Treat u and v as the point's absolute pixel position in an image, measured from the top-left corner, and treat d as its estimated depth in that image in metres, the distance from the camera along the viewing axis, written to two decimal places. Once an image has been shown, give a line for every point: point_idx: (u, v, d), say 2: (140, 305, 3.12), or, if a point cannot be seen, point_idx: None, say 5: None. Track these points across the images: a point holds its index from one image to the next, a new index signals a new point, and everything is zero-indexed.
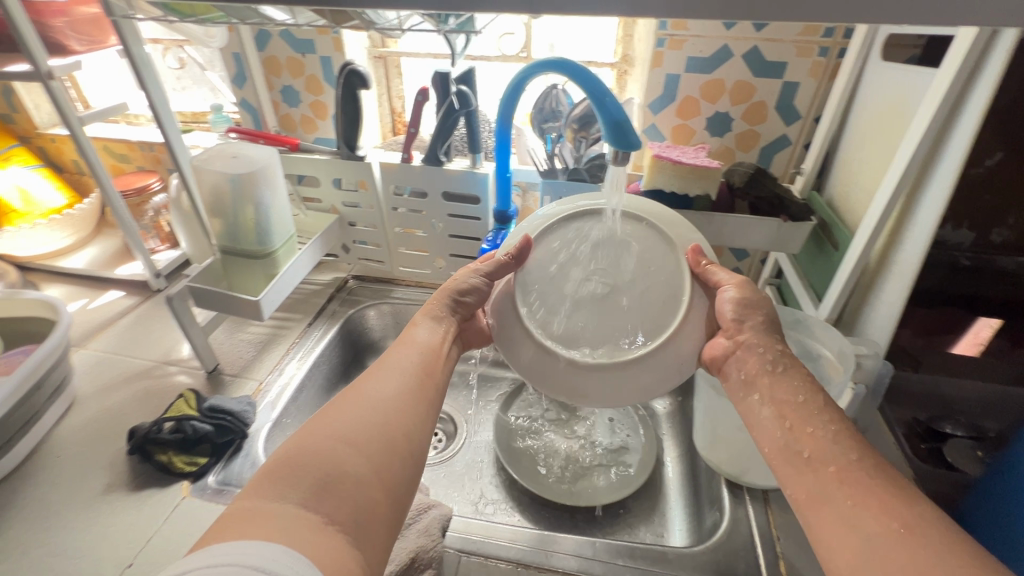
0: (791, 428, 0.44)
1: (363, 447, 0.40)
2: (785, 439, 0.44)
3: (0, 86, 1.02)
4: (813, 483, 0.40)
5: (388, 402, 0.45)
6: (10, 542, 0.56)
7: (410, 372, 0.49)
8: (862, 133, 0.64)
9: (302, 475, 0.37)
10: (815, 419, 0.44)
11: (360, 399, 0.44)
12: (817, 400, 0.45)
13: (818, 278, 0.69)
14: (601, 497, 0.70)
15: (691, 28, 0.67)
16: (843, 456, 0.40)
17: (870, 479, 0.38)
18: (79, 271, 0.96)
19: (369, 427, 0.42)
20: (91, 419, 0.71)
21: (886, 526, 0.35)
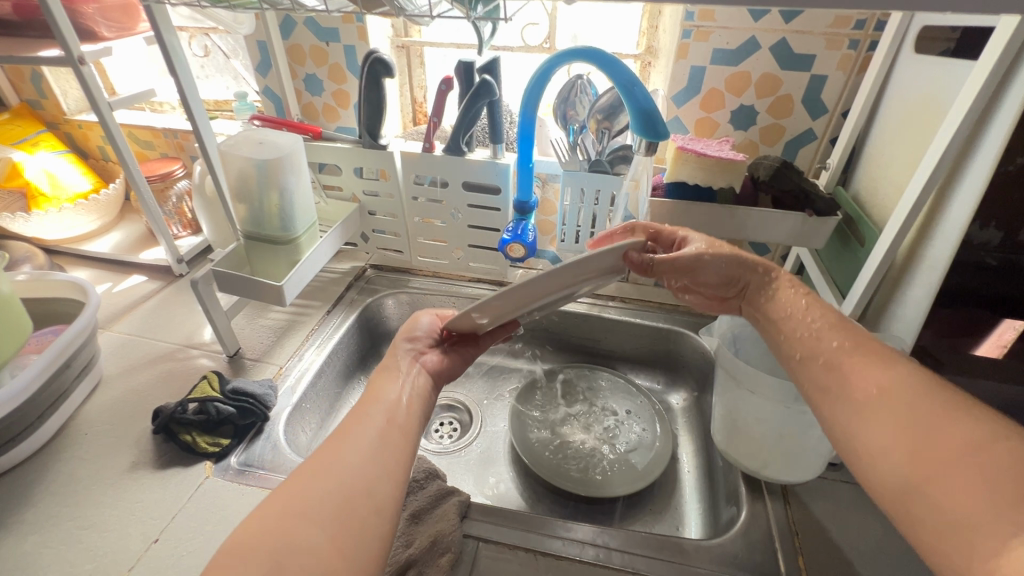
0: (786, 337, 0.51)
1: (317, 516, 0.38)
2: (789, 347, 0.51)
3: (29, 72, 1.04)
4: (824, 383, 0.46)
5: (342, 461, 0.42)
6: (40, 514, 0.58)
7: (376, 422, 0.46)
8: (891, 128, 0.63)
9: (251, 555, 0.36)
10: (801, 321, 0.51)
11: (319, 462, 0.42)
12: (797, 305, 0.52)
13: (842, 275, 0.68)
14: (616, 487, 0.69)
15: (719, 19, 0.66)
16: (827, 348, 0.47)
17: (849, 358, 0.45)
18: (105, 255, 0.98)
19: (323, 492, 0.40)
20: (117, 398, 0.72)
21: (868, 394, 0.42)
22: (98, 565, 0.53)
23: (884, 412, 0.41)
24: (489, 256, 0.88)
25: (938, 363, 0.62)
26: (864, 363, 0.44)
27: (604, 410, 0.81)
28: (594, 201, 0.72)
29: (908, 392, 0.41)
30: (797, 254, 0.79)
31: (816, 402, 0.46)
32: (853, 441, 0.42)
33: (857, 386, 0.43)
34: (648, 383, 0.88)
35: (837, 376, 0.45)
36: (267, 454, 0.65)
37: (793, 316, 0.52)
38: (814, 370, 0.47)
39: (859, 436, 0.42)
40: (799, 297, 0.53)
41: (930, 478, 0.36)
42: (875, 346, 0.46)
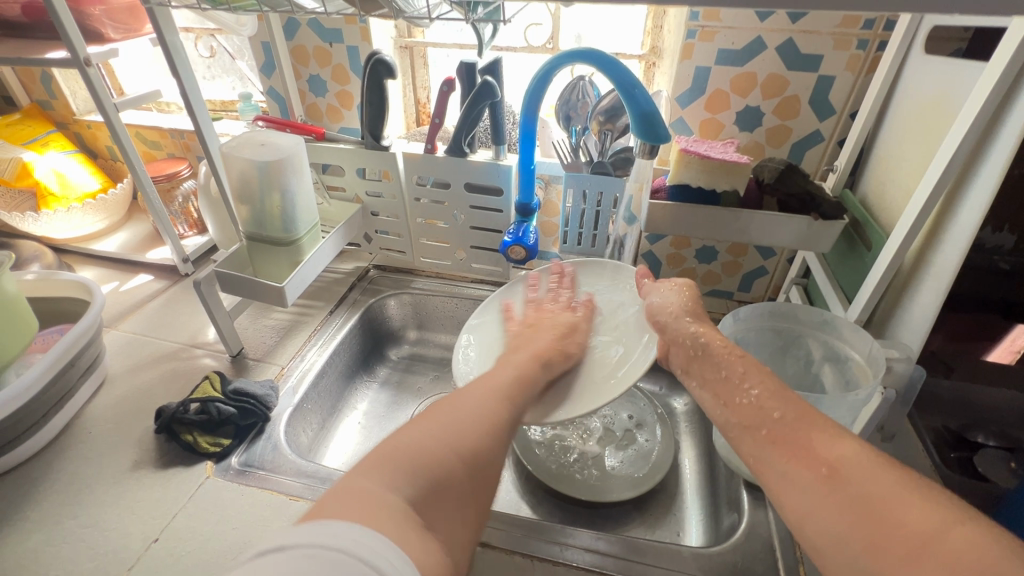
0: (726, 403, 0.48)
1: (466, 454, 0.41)
2: (732, 414, 0.47)
3: (39, 73, 1.06)
4: (771, 456, 0.42)
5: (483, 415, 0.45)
6: (44, 512, 0.59)
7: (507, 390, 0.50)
8: (900, 131, 0.62)
9: (406, 467, 0.38)
10: (740, 389, 0.47)
11: (466, 406, 0.45)
12: (734, 368, 0.49)
13: (849, 280, 0.67)
14: (608, 492, 0.69)
15: (724, 19, 0.65)
16: (769, 418, 0.44)
17: (793, 430, 0.42)
18: (112, 254, 0.99)
19: (471, 434, 0.42)
20: (122, 397, 0.73)
21: (817, 474, 0.39)
22: (99, 564, 0.54)
23: (840, 494, 0.37)
24: (491, 258, 0.87)
25: (948, 371, 0.61)
26: (816, 430, 0.41)
27: (607, 414, 0.81)
28: (596, 203, 0.71)
29: (864, 466, 0.37)
30: (803, 258, 0.78)
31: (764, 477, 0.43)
32: (811, 528, 0.38)
33: (807, 461, 0.40)
34: (650, 387, 0.87)
35: (784, 450, 0.41)
36: (268, 455, 0.66)
37: (731, 382, 0.49)
38: (757, 442, 0.44)
39: (813, 522, 0.38)
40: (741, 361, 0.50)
41: (887, 565, 0.33)
42: (818, 414, 0.43)
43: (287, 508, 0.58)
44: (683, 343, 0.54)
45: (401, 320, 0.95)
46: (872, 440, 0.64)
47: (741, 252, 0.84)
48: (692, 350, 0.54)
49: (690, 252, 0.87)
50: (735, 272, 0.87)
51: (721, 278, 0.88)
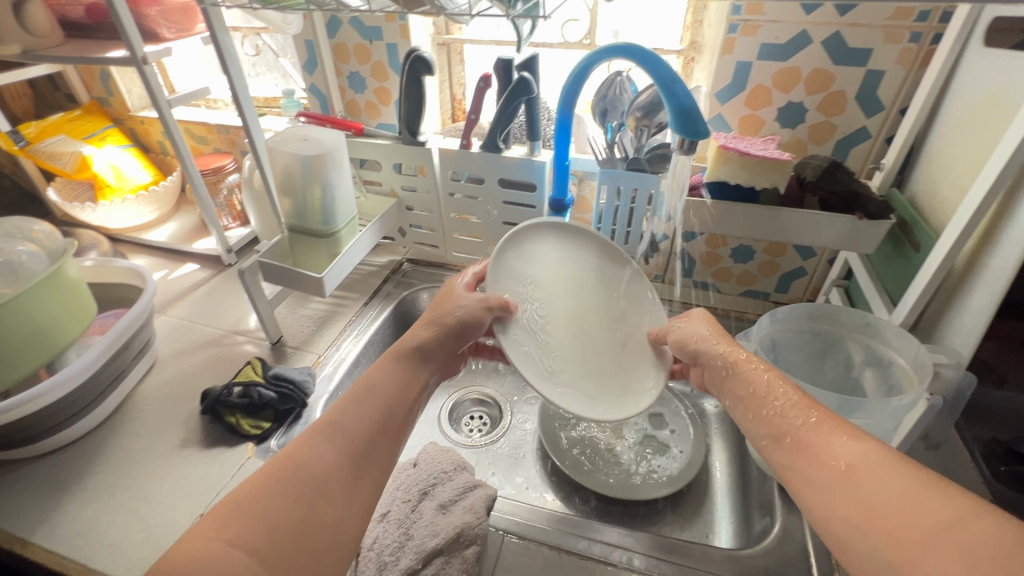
0: (752, 415, 0.46)
1: (256, 549, 0.37)
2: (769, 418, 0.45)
3: (99, 71, 1.11)
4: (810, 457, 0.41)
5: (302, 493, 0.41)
6: (101, 483, 0.63)
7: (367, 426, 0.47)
8: (955, 127, 0.59)
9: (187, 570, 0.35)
10: (765, 400, 0.46)
11: (276, 486, 0.41)
12: (758, 383, 0.47)
13: (894, 281, 0.64)
14: (632, 495, 0.68)
15: (768, 13, 0.64)
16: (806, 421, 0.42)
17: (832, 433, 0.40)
18: (162, 244, 1.04)
19: (272, 523, 0.39)
20: (170, 379, 0.77)
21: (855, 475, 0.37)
22: (150, 534, 0.57)
23: (858, 489, 0.37)
24: None
25: (1002, 379, 0.58)
26: (834, 433, 0.41)
27: (636, 414, 0.80)
28: (631, 199, 0.70)
29: (886, 463, 0.37)
30: (845, 259, 0.75)
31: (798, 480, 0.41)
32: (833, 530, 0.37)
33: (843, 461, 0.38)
34: (681, 387, 0.86)
35: (804, 456, 0.41)
36: None
37: (758, 394, 0.46)
38: (781, 451, 0.43)
39: (835, 524, 0.37)
40: (764, 379, 0.47)
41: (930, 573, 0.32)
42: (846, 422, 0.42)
43: None
44: (711, 363, 0.52)
45: None
46: (916, 448, 0.62)
47: (779, 252, 0.82)
48: (722, 371, 0.51)
49: (726, 251, 0.85)
50: (773, 272, 0.85)
51: (758, 278, 0.86)
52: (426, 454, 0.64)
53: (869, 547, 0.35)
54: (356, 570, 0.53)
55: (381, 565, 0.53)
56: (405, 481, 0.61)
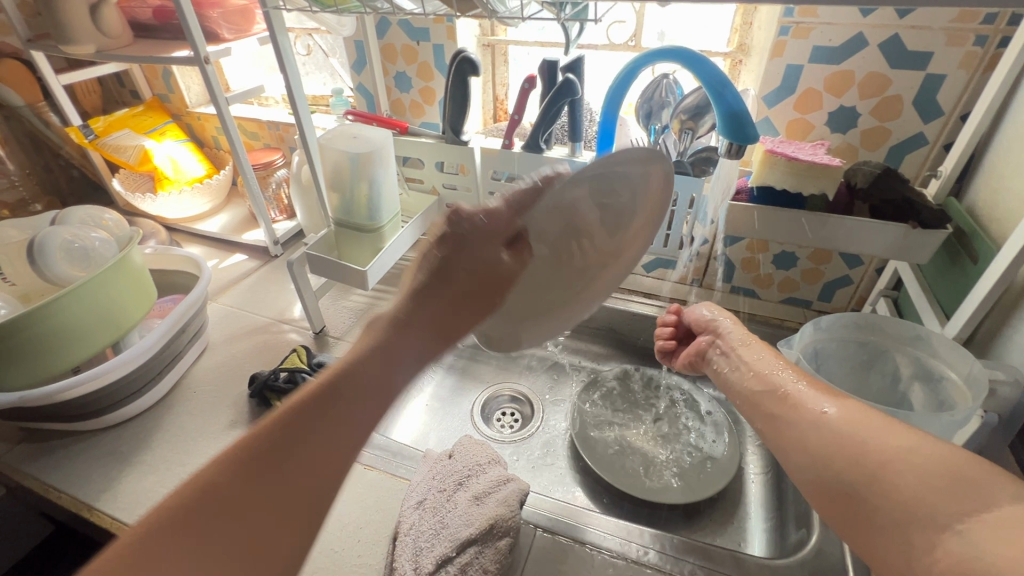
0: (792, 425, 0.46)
1: None
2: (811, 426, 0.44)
3: (162, 69, 1.17)
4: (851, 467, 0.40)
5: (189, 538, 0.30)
6: (157, 457, 0.67)
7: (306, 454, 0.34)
8: (1022, 135, 0.57)
9: None
10: (774, 364, 0.53)
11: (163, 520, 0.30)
12: (765, 355, 0.55)
13: (948, 293, 0.62)
14: (656, 495, 0.69)
15: (822, 15, 0.62)
16: (851, 430, 0.42)
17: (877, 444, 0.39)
18: (215, 234, 1.09)
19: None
20: (221, 363, 0.81)
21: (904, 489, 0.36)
22: None
23: (836, 433, 0.42)
24: None
25: None
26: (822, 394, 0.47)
27: (668, 419, 0.80)
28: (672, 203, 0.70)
29: (859, 410, 0.43)
30: (895, 268, 0.73)
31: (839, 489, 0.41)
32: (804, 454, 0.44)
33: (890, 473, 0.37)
34: (716, 393, 0.85)
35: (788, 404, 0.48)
36: None
37: (767, 361, 0.54)
38: (776, 406, 0.49)
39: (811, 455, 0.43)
40: (767, 351, 0.55)
41: None
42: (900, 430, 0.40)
43: (362, 476, 0.63)
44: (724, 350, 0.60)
45: None
46: None
47: (824, 259, 0.80)
48: (734, 347, 0.59)
49: (767, 256, 0.84)
50: (816, 280, 0.83)
51: (800, 286, 0.84)
52: (461, 446, 0.66)
53: (839, 478, 0.40)
54: (394, 553, 0.54)
55: (417, 550, 0.54)
56: (442, 471, 0.63)
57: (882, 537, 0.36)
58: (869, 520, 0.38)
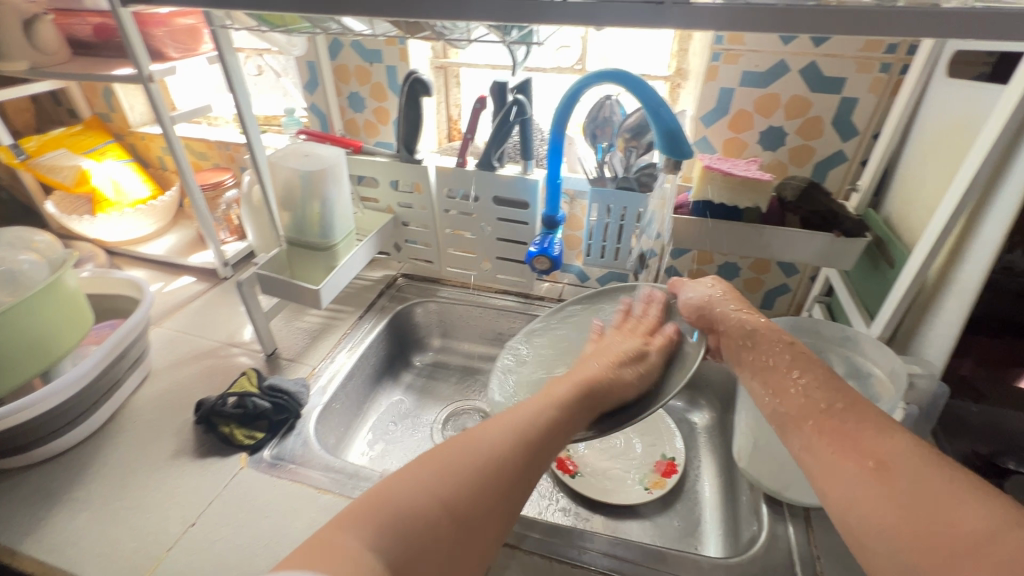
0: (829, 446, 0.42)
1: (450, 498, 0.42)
2: (793, 411, 0.46)
3: (102, 88, 1.13)
4: (819, 450, 0.43)
5: (483, 447, 0.47)
6: (90, 494, 0.62)
7: (535, 416, 0.51)
8: (924, 151, 0.63)
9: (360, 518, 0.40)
10: (787, 377, 0.48)
11: (454, 462, 0.45)
12: (781, 358, 0.50)
13: (872, 296, 0.67)
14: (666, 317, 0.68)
15: (748, 43, 0.68)
16: (819, 411, 0.44)
17: (846, 427, 0.42)
18: (159, 257, 1.05)
19: (457, 481, 0.44)
20: (163, 391, 0.77)
21: (863, 466, 0.40)
22: (141, 544, 0.57)
23: (846, 413, 0.43)
24: (516, 269, 0.90)
25: (978, 395, 0.61)
26: (869, 424, 0.42)
27: None
28: (620, 217, 0.74)
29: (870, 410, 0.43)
30: (826, 276, 0.78)
31: (831, 480, 0.41)
32: (844, 505, 0.39)
33: (855, 452, 0.41)
34: (670, 401, 0.88)
35: (831, 440, 0.42)
36: (298, 449, 0.69)
37: (780, 372, 0.49)
38: (803, 432, 0.45)
39: (855, 509, 0.39)
40: (826, 386, 0.46)
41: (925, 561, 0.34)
42: (875, 414, 0.43)
43: (314, 500, 0.61)
44: (763, 355, 0.52)
45: (426, 327, 0.98)
46: None
47: (763, 269, 0.85)
48: (739, 344, 0.54)
49: (712, 267, 0.88)
50: (757, 288, 0.87)
51: (744, 294, 0.89)
52: None
53: (851, 451, 0.41)
54: None
55: None
56: None
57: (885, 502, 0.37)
58: (884, 485, 0.38)
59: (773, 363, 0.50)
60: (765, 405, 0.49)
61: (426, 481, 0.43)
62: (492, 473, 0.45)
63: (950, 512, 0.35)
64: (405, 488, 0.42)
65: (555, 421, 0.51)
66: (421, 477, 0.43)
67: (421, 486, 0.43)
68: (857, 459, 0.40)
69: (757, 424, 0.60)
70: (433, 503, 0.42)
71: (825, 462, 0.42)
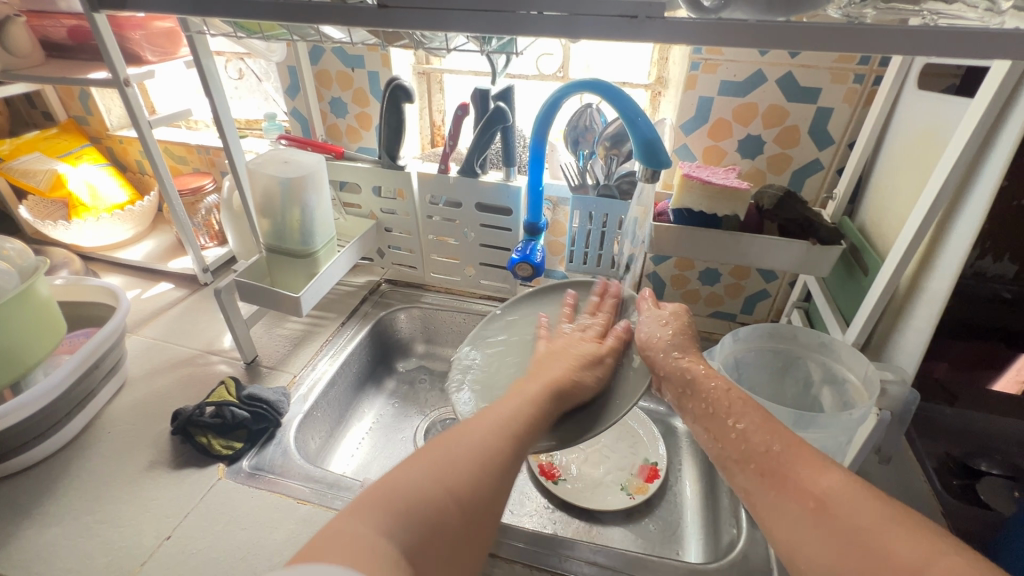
0: (773, 489, 0.43)
1: (460, 494, 0.39)
2: (732, 453, 0.47)
3: (78, 90, 1.11)
4: (761, 492, 0.44)
5: (494, 440, 0.44)
6: (61, 508, 0.61)
7: (516, 416, 0.48)
8: (896, 161, 0.64)
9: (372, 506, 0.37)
10: (726, 424, 0.49)
11: (462, 445, 0.43)
12: (719, 404, 0.50)
13: (847, 303, 0.68)
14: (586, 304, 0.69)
15: (725, 54, 0.69)
16: (758, 452, 0.45)
17: (782, 466, 0.43)
18: (137, 263, 1.03)
19: (464, 469, 0.41)
20: (139, 400, 0.76)
21: (805, 506, 0.41)
22: (113, 558, 0.56)
23: (780, 451, 0.44)
24: (499, 275, 0.90)
25: (952, 398, 0.62)
26: (802, 460, 0.43)
27: None
28: (602, 224, 0.74)
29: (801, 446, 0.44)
30: (804, 282, 0.79)
31: (776, 524, 0.42)
32: (792, 546, 0.40)
33: (796, 493, 0.42)
34: (653, 407, 0.88)
35: (772, 483, 0.43)
36: (277, 459, 0.68)
37: (718, 417, 0.50)
38: (746, 475, 0.46)
39: (803, 552, 0.40)
40: (759, 425, 0.47)
41: None
42: (806, 446, 0.44)
43: (293, 511, 0.60)
44: (699, 397, 0.52)
45: (410, 334, 0.98)
46: (871, 464, 0.65)
47: (743, 275, 0.86)
48: (688, 378, 0.53)
49: (693, 273, 0.89)
50: (738, 294, 0.89)
51: (725, 300, 0.90)
52: None
53: (793, 490, 0.42)
54: None
55: None
56: None
57: (834, 544, 0.38)
58: (829, 524, 0.39)
59: (710, 407, 0.51)
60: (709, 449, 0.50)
61: (430, 467, 0.40)
62: (491, 461, 0.42)
63: (893, 548, 0.36)
64: (410, 475, 0.39)
65: (534, 415, 0.49)
66: (423, 460, 0.41)
67: (426, 470, 0.40)
68: (800, 499, 0.41)
69: None
70: (442, 489, 0.39)
71: (771, 505, 0.43)
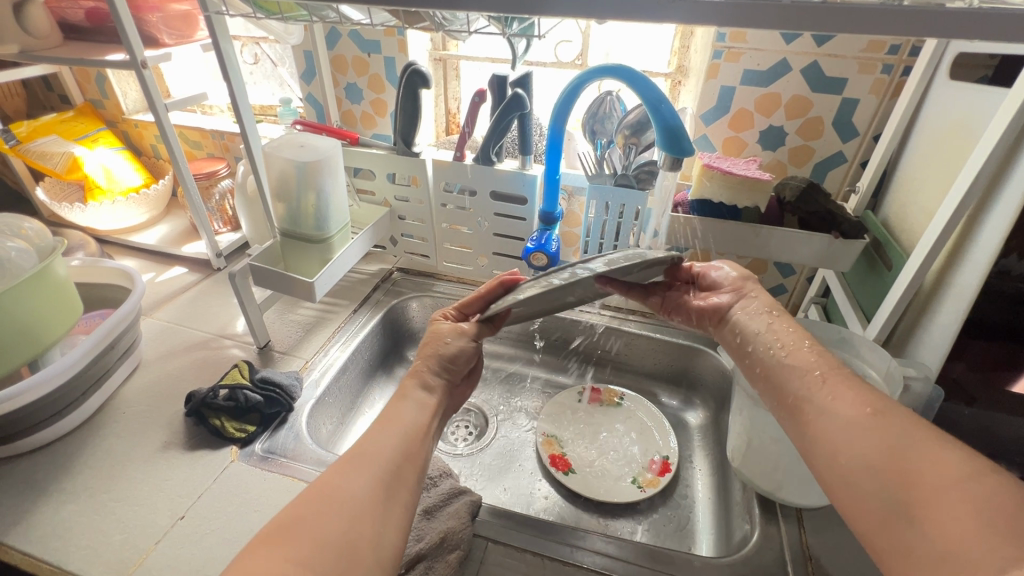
0: (830, 396, 0.45)
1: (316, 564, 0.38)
2: (795, 368, 0.50)
3: (95, 73, 1.11)
4: (815, 399, 0.46)
5: (356, 498, 0.42)
6: (77, 486, 0.62)
7: (385, 461, 0.46)
8: (923, 154, 0.63)
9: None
10: (798, 346, 0.52)
11: (319, 512, 0.41)
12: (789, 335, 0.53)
13: (869, 298, 0.67)
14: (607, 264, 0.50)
15: (750, 41, 0.67)
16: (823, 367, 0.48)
17: (842, 382, 0.46)
18: (151, 247, 1.04)
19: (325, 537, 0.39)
20: (153, 382, 0.76)
21: (862, 413, 0.43)
22: (128, 536, 0.56)
23: (842, 377, 0.47)
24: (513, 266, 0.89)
25: (971, 399, 0.61)
26: (862, 385, 0.45)
27: (562, 429, 0.81)
28: (619, 215, 0.72)
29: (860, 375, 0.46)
30: (822, 276, 0.78)
31: (823, 430, 0.44)
32: (837, 450, 0.42)
33: (853, 403, 0.44)
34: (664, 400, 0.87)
35: (831, 390, 0.46)
36: (290, 443, 0.68)
37: (789, 341, 0.53)
38: (803, 381, 0.48)
39: (844, 451, 0.42)
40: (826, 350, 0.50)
41: (915, 498, 0.37)
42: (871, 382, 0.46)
43: None
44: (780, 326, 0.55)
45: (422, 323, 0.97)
46: None
47: (760, 269, 0.85)
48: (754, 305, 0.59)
49: None
50: None
51: None
52: None
53: (844, 403, 0.44)
54: None
55: None
56: None
57: (881, 449, 0.40)
58: (880, 431, 0.41)
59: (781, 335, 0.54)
60: (768, 359, 0.53)
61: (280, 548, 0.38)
62: (355, 517, 0.41)
63: (938, 455, 0.38)
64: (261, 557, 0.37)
65: (394, 453, 0.47)
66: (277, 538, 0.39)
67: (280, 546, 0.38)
68: (857, 403, 0.44)
69: (751, 425, 0.60)
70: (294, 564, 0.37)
71: (822, 412, 0.45)
